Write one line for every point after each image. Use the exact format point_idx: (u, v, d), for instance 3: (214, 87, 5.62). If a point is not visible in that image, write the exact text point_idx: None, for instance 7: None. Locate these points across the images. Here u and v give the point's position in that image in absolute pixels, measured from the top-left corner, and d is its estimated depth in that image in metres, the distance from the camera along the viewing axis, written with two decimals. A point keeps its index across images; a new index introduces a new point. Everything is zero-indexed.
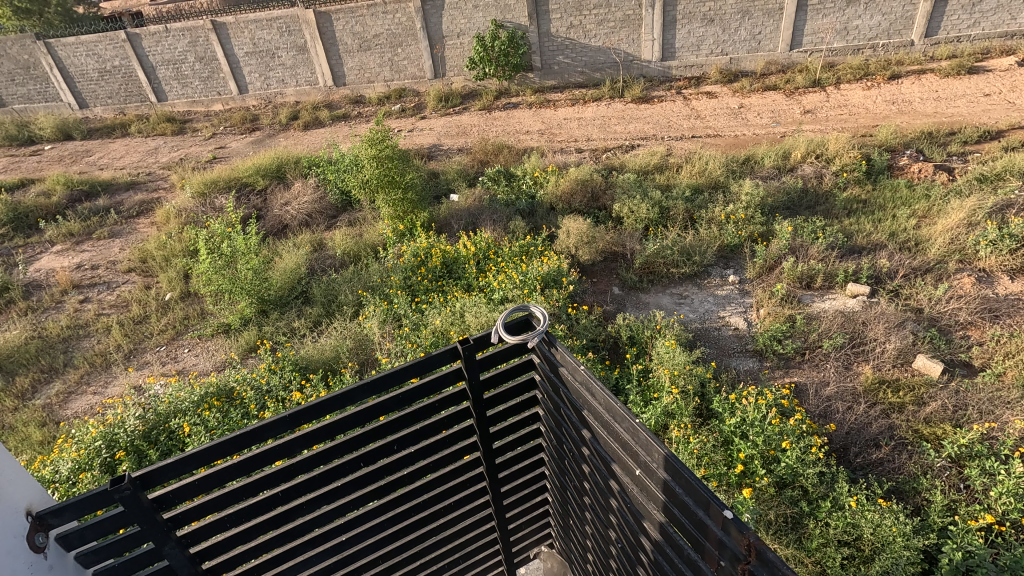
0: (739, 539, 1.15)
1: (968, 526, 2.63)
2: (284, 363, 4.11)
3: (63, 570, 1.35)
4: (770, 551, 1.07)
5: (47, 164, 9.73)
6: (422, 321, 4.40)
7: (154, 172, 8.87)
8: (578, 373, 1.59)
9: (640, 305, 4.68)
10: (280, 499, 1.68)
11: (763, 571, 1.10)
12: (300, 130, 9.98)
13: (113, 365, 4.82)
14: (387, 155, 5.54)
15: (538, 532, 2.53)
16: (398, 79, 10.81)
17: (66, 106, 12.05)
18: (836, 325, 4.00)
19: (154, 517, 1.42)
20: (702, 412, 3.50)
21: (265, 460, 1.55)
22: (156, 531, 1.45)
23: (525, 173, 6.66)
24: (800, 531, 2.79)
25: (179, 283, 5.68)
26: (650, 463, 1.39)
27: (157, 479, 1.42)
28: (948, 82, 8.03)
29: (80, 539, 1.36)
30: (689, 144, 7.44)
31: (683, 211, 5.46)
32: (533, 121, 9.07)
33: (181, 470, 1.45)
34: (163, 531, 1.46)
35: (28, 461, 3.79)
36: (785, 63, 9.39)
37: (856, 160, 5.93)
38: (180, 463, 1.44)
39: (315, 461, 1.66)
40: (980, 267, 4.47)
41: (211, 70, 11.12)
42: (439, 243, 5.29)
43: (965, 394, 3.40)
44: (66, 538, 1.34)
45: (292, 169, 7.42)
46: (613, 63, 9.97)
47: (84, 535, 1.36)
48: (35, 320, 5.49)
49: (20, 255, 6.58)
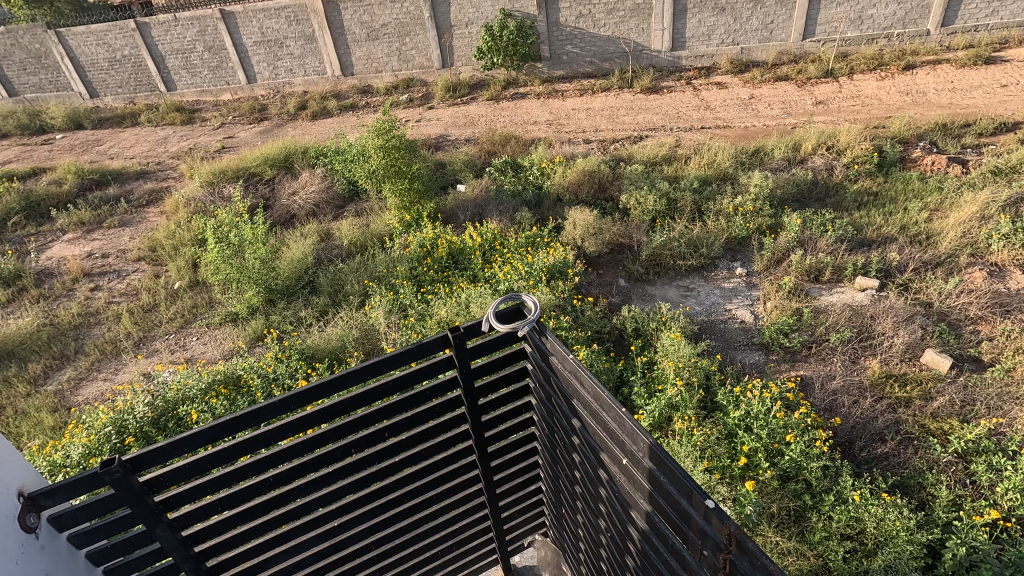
0: (720, 528, 1.14)
1: (972, 522, 2.61)
2: (291, 352, 4.15)
3: (55, 552, 1.37)
4: (750, 540, 1.07)
5: (58, 153, 9.80)
6: (427, 312, 4.42)
7: (164, 161, 8.92)
8: (567, 362, 1.58)
9: (646, 298, 4.67)
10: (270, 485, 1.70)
11: (744, 561, 1.10)
12: (308, 120, 9.99)
13: (123, 352, 4.89)
14: (394, 145, 5.55)
15: (531, 522, 2.55)
16: (405, 69, 10.75)
17: (77, 95, 12.09)
18: (844, 319, 3.96)
19: (145, 501, 1.43)
20: (707, 405, 3.50)
21: (255, 445, 1.56)
22: (147, 514, 1.46)
23: (532, 164, 6.64)
24: (803, 525, 2.78)
25: (187, 272, 5.71)
26: (636, 453, 1.38)
27: (149, 463, 1.43)
28: (964, 72, 7.89)
29: (72, 520, 1.38)
30: (698, 136, 7.38)
31: (691, 202, 5.42)
32: (541, 111, 9.01)
33: (172, 454, 1.46)
34: (154, 514, 1.48)
35: (41, 445, 3.86)
36: (797, 53, 9.25)
37: (868, 152, 5.85)
38: (170, 448, 1.45)
39: (304, 447, 1.68)
40: (992, 261, 4.40)
41: (220, 59, 11.13)
42: (445, 233, 5.28)
43: (973, 389, 3.37)
44: (58, 519, 1.36)
45: (299, 159, 7.44)
46: (622, 52, 9.85)
47: (76, 516, 1.37)
48: (47, 307, 5.55)
49: (33, 243, 6.65)
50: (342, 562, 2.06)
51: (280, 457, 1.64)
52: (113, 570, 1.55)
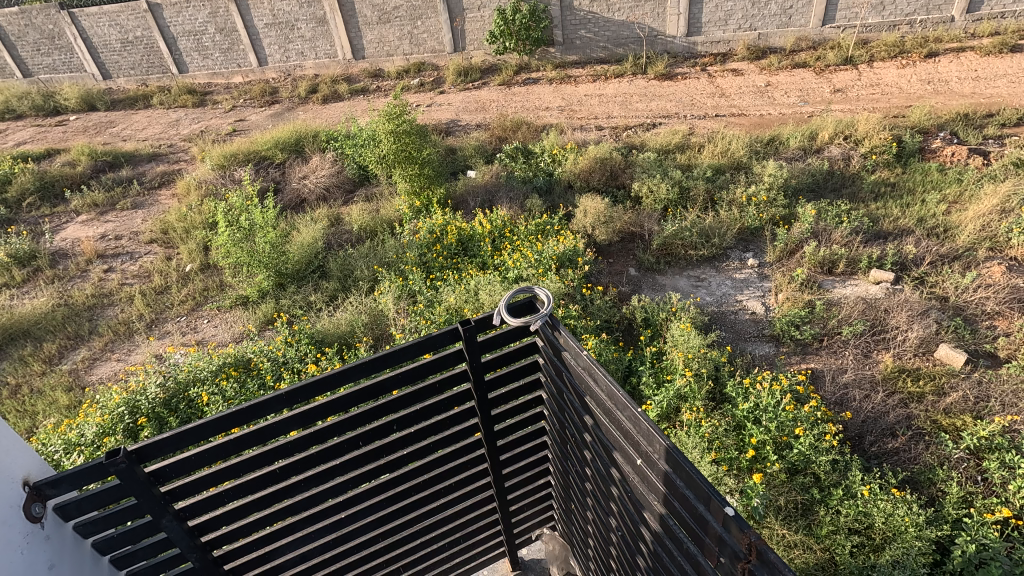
0: (740, 538, 1.12)
1: (983, 519, 2.58)
2: (301, 336, 4.17)
3: (61, 540, 1.39)
4: (772, 551, 1.05)
5: (72, 134, 9.86)
6: (436, 298, 4.41)
7: (176, 143, 8.95)
8: (580, 358, 1.56)
9: (657, 288, 4.64)
10: (276, 477, 1.71)
11: (763, 571, 1.09)
12: (318, 104, 9.97)
13: (136, 333, 4.94)
14: (405, 131, 5.52)
15: (539, 515, 2.56)
16: (417, 53, 10.66)
17: (90, 77, 12.13)
18: (857, 312, 3.91)
19: (150, 490, 1.44)
20: (716, 396, 3.48)
21: (261, 438, 1.56)
22: (152, 503, 1.47)
23: (543, 151, 6.58)
24: (810, 518, 2.77)
25: (199, 255, 5.75)
26: (652, 454, 1.36)
27: (155, 453, 1.43)
28: (988, 61, 7.68)
29: (78, 510, 1.39)
30: (712, 124, 7.26)
31: (704, 191, 5.35)
32: (553, 97, 8.91)
33: (178, 445, 1.46)
34: (159, 505, 1.48)
35: (56, 424, 3.93)
36: (816, 39, 9.04)
37: (886, 143, 5.72)
38: (175, 439, 1.45)
39: (311, 440, 1.68)
40: (1011, 256, 4.31)
41: (232, 42, 11.10)
42: (455, 220, 5.27)
43: (988, 386, 3.32)
44: (64, 509, 1.38)
45: (310, 143, 7.43)
46: (636, 37, 9.70)
47: (81, 506, 1.39)
48: (62, 287, 5.62)
49: (47, 224, 6.72)
50: (348, 552, 2.08)
51: (288, 448, 1.65)
52: (119, 560, 1.57)
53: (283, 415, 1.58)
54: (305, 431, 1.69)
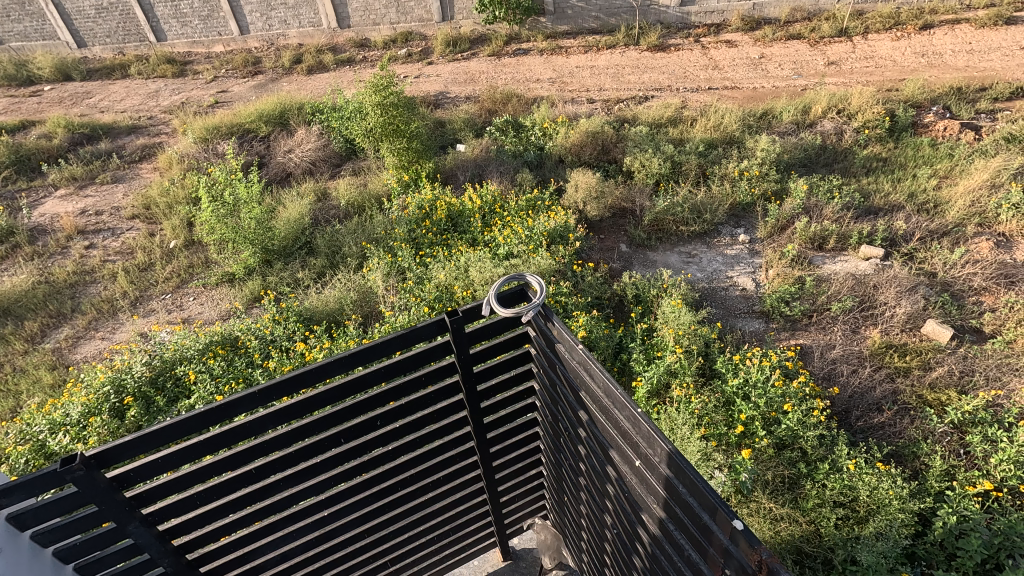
0: (748, 553, 1.09)
1: (965, 491, 2.64)
2: (288, 313, 4.12)
3: (15, 552, 1.34)
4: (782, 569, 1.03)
5: (47, 105, 9.52)
6: (425, 275, 4.36)
7: (156, 115, 8.68)
8: (576, 353, 1.53)
9: (648, 264, 4.61)
10: (255, 477, 1.69)
11: None
12: (303, 74, 9.70)
13: (120, 311, 4.86)
14: (392, 103, 5.37)
15: (531, 505, 2.58)
16: (404, 22, 10.35)
17: (64, 45, 11.67)
18: (846, 288, 3.93)
19: (114, 495, 1.41)
20: (706, 371, 3.50)
21: (235, 437, 1.53)
22: (117, 509, 1.43)
23: (534, 124, 6.46)
24: (796, 492, 2.81)
25: (183, 231, 5.62)
26: (653, 457, 1.34)
27: (118, 457, 1.39)
28: (982, 33, 7.61)
29: (35, 518, 1.34)
30: (705, 97, 7.16)
31: (696, 166, 5.29)
32: (544, 68, 8.73)
33: (143, 448, 1.42)
34: (125, 510, 1.45)
35: (40, 404, 3.87)
36: (811, 10, 8.84)
37: (879, 117, 5.67)
38: (140, 442, 1.40)
39: (290, 437, 1.64)
40: (1000, 231, 4.33)
41: (211, 8, 10.71)
42: (444, 195, 5.18)
43: (973, 360, 3.36)
44: (19, 518, 1.33)
45: (295, 115, 7.24)
46: (629, 7, 9.48)
47: (39, 514, 1.34)
48: (42, 264, 5.48)
49: (24, 199, 6.52)
50: (332, 549, 2.09)
51: (266, 447, 1.62)
52: (85, 566, 1.54)
53: (260, 412, 1.55)
54: (283, 430, 1.65)
